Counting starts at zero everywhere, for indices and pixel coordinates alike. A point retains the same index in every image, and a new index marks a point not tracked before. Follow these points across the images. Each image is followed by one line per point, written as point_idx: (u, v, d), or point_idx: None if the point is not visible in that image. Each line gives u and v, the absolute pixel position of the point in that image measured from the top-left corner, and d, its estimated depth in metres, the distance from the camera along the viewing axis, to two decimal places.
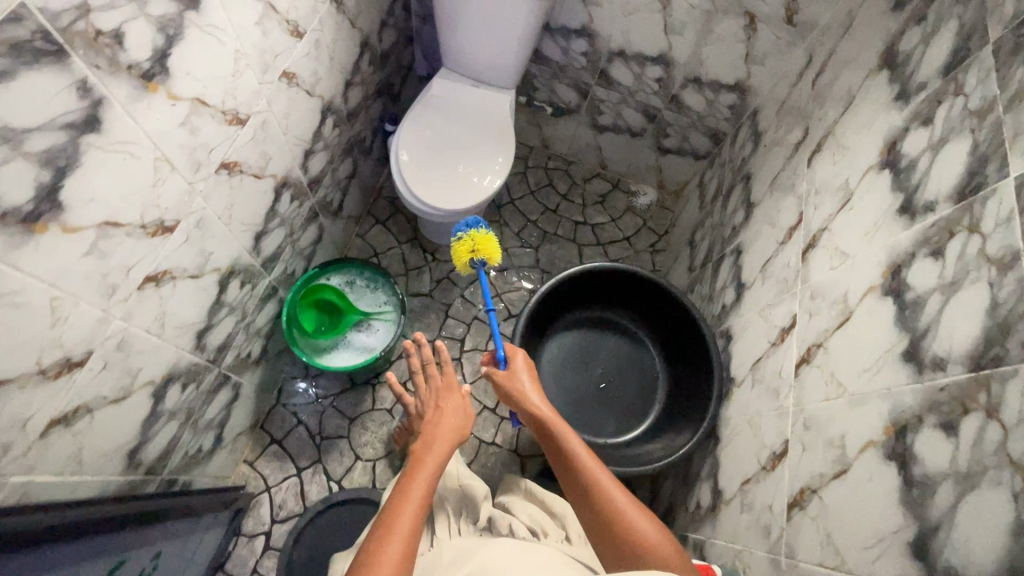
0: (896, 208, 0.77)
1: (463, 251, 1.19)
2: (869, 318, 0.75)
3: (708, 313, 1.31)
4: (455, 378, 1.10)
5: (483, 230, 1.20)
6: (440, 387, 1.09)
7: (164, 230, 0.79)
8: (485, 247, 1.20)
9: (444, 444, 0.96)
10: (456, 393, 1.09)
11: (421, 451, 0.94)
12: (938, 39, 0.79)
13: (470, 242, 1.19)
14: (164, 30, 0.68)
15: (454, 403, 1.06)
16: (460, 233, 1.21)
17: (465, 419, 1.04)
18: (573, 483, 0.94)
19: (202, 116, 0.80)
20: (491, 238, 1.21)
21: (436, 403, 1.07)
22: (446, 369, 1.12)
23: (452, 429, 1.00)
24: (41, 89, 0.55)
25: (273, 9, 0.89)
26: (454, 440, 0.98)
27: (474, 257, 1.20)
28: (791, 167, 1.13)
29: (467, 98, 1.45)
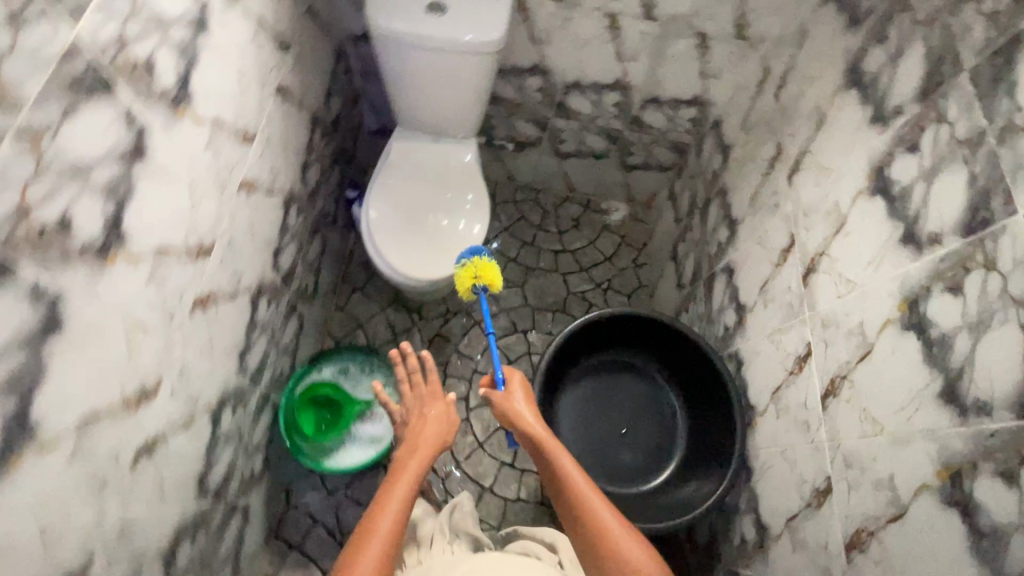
0: (898, 238, 0.77)
1: (465, 276, 1.14)
2: (893, 353, 0.75)
3: (711, 334, 1.31)
4: (439, 386, 1.06)
5: (487, 257, 1.17)
6: (425, 395, 1.06)
7: (147, 398, 0.72)
8: (486, 273, 1.15)
9: (425, 448, 0.95)
10: (440, 401, 1.05)
11: (403, 457, 0.94)
12: (906, 62, 0.79)
13: (472, 266, 1.15)
14: (114, 196, 0.60)
15: (439, 409, 1.03)
16: (462, 261, 1.18)
17: (449, 428, 1.02)
18: (563, 505, 0.92)
19: (167, 265, 0.72)
20: (493, 265, 1.17)
21: (420, 410, 1.04)
22: (430, 377, 1.08)
23: (437, 437, 0.99)
24: None
25: (222, 125, 0.81)
26: (436, 447, 0.97)
27: (476, 283, 1.14)
28: (769, 184, 1.13)
29: (429, 156, 1.40)
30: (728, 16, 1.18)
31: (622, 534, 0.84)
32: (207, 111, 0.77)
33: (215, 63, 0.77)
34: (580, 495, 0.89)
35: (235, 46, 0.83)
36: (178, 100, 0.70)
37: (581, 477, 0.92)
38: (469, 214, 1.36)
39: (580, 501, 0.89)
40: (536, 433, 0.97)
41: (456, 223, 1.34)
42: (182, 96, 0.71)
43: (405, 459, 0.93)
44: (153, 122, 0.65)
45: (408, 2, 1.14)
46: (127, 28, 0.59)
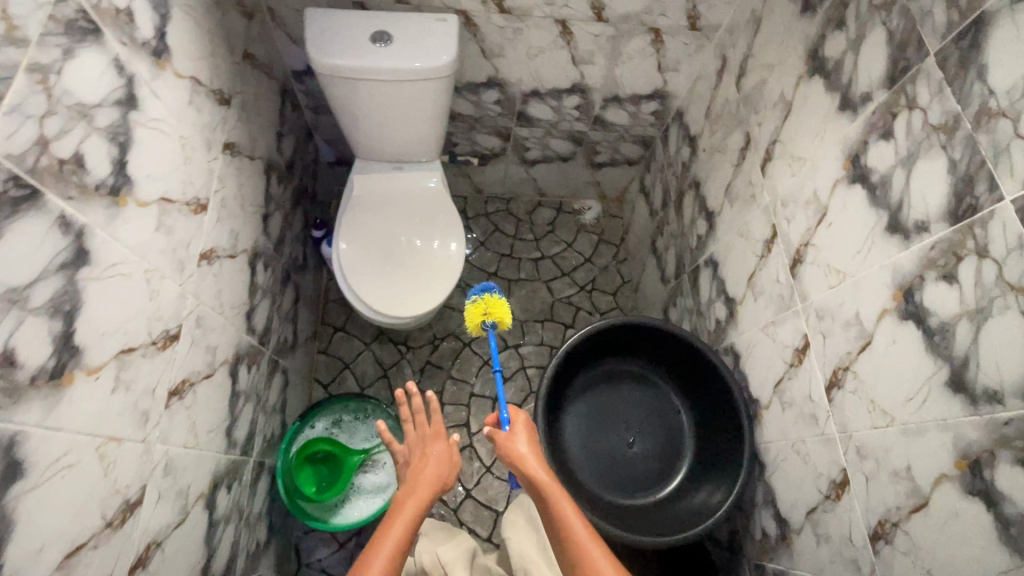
0: (883, 226, 0.76)
1: (475, 314, 1.11)
2: (893, 342, 0.75)
3: (703, 328, 1.30)
4: (444, 427, 1.00)
5: (498, 294, 1.14)
6: (428, 435, 1.00)
7: (131, 510, 0.67)
8: (496, 310, 1.12)
9: (425, 489, 0.91)
10: (443, 442, 0.99)
11: (402, 496, 0.90)
12: (869, 47, 0.79)
13: (483, 304, 1.12)
14: (60, 311, 0.55)
15: (441, 450, 0.98)
16: (472, 298, 1.15)
17: (450, 470, 0.98)
18: (561, 555, 0.87)
19: (132, 365, 0.67)
20: (504, 303, 1.14)
21: (421, 450, 0.99)
22: (434, 416, 1.02)
23: (436, 479, 0.93)
24: None
25: (170, 201, 0.76)
26: (435, 488, 0.92)
27: (486, 321, 1.12)
28: (742, 175, 1.12)
29: (394, 187, 1.35)
30: (679, 9, 1.16)
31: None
32: (151, 191, 0.71)
33: (152, 138, 0.72)
34: (581, 549, 0.84)
35: (172, 114, 0.77)
36: (117, 188, 0.64)
37: (583, 527, 0.87)
38: (442, 232, 1.32)
39: (582, 557, 0.83)
40: (539, 479, 0.93)
41: (429, 242, 1.30)
42: (121, 183, 0.65)
43: (404, 501, 0.88)
44: (93, 219, 0.60)
45: (350, 34, 1.09)
46: (46, 126, 0.53)
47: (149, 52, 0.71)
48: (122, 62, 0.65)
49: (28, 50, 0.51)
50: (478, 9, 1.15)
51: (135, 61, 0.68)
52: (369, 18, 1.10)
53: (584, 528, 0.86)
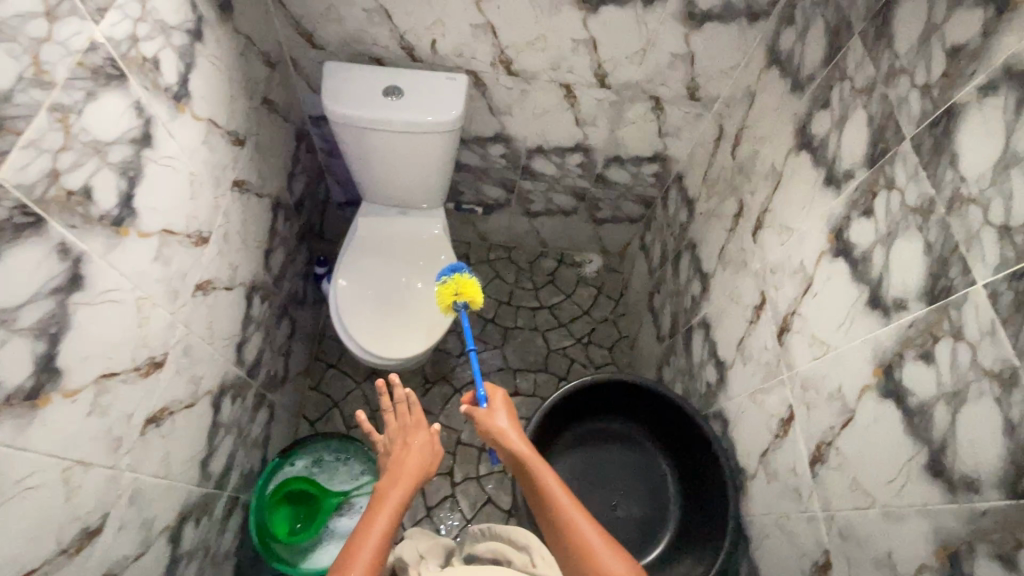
0: (864, 301, 0.77)
1: (446, 294, 1.12)
2: (875, 421, 0.73)
3: (694, 390, 1.28)
4: (423, 414, 1.01)
5: (468, 274, 1.14)
6: (409, 424, 0.99)
7: (89, 538, 0.66)
8: (467, 290, 1.13)
9: (409, 480, 0.88)
10: (424, 429, 0.99)
11: (385, 486, 0.86)
12: (851, 128, 0.82)
13: (453, 284, 1.13)
14: (45, 333, 0.57)
15: (422, 439, 0.97)
16: (442, 278, 1.15)
17: (432, 457, 0.96)
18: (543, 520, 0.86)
19: (111, 390, 0.68)
20: (476, 282, 1.14)
21: (402, 439, 0.98)
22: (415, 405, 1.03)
23: (418, 465, 0.92)
24: None
25: (172, 233, 0.79)
26: (419, 476, 0.90)
27: (457, 300, 1.13)
28: (735, 241, 1.14)
29: (396, 230, 1.39)
30: (679, 81, 1.22)
31: (603, 549, 0.78)
32: (153, 223, 0.75)
33: (162, 173, 0.76)
34: (564, 513, 0.83)
35: (185, 152, 0.82)
36: (121, 219, 0.68)
37: (564, 493, 0.87)
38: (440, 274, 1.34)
39: (564, 518, 0.83)
40: (521, 452, 0.93)
41: (426, 286, 1.32)
42: (125, 215, 0.69)
43: (388, 488, 0.86)
44: (93, 247, 0.63)
45: (364, 87, 1.16)
46: (59, 160, 0.57)
47: (170, 96, 0.77)
48: (142, 104, 0.70)
49: (53, 92, 0.56)
50: (488, 71, 1.22)
51: (155, 104, 0.73)
52: (385, 74, 1.17)
53: (562, 490, 0.87)
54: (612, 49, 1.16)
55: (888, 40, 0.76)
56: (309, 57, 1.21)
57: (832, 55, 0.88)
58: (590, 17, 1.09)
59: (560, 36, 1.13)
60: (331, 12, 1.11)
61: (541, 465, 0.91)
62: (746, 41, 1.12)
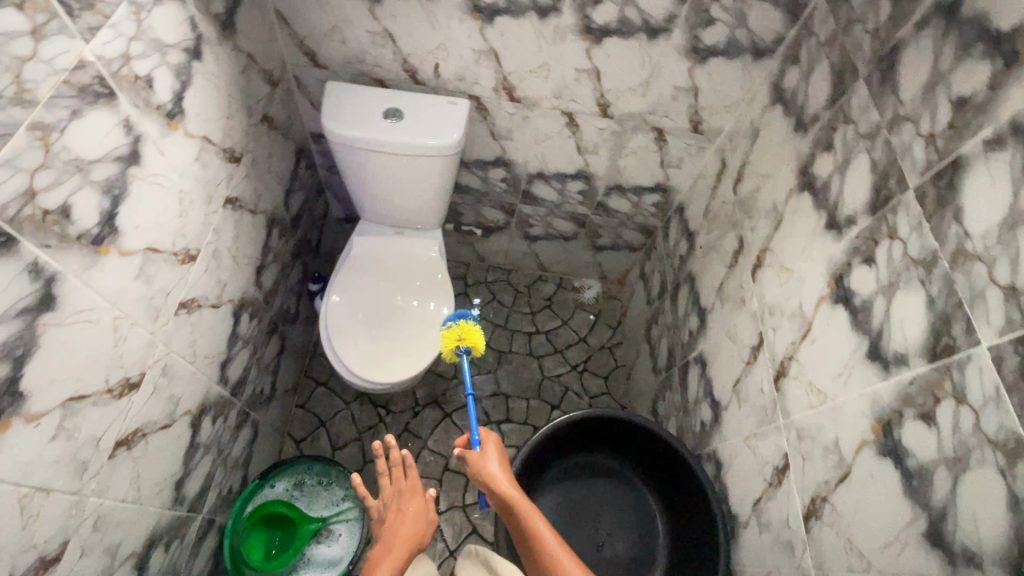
0: (864, 352, 0.74)
1: (449, 339, 1.10)
2: (872, 479, 0.70)
3: (688, 428, 1.25)
4: (418, 481, 1.02)
5: (473, 321, 1.13)
6: (403, 489, 1.02)
7: (45, 568, 0.64)
8: (469, 336, 1.11)
9: (401, 550, 0.89)
10: (419, 495, 1.01)
11: (379, 559, 0.87)
12: (854, 173, 0.80)
13: (457, 330, 1.11)
14: (9, 355, 0.55)
15: (417, 507, 0.98)
16: (448, 323, 1.14)
17: (427, 525, 0.97)
18: (534, 567, 0.85)
19: (81, 412, 0.66)
20: (479, 330, 1.13)
21: (397, 506, 0.99)
22: (410, 470, 1.04)
23: (411, 535, 0.93)
24: None
25: (156, 251, 0.78)
26: (412, 547, 0.91)
27: (459, 346, 1.10)
28: (734, 277, 1.12)
29: (393, 249, 1.37)
30: (682, 113, 1.21)
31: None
32: (137, 242, 0.73)
33: (149, 191, 0.75)
34: (553, 558, 0.82)
35: (175, 170, 0.81)
36: (101, 238, 0.67)
37: (554, 536, 0.85)
38: (434, 297, 1.32)
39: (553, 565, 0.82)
40: (511, 499, 0.89)
41: (419, 307, 1.30)
42: (107, 233, 0.67)
43: (381, 560, 0.87)
44: (68, 266, 0.62)
45: (367, 108, 1.15)
46: (36, 178, 0.56)
47: (162, 114, 0.76)
48: (131, 122, 0.69)
49: (35, 110, 0.55)
50: (491, 96, 1.22)
51: (146, 121, 0.73)
52: (387, 96, 1.17)
53: (549, 528, 0.85)
54: (615, 79, 1.15)
55: (892, 86, 0.75)
56: (312, 76, 1.21)
57: (836, 97, 0.86)
58: (594, 47, 1.09)
59: (563, 65, 1.13)
60: (335, 33, 1.11)
61: (530, 510, 0.88)
62: (750, 77, 1.11)
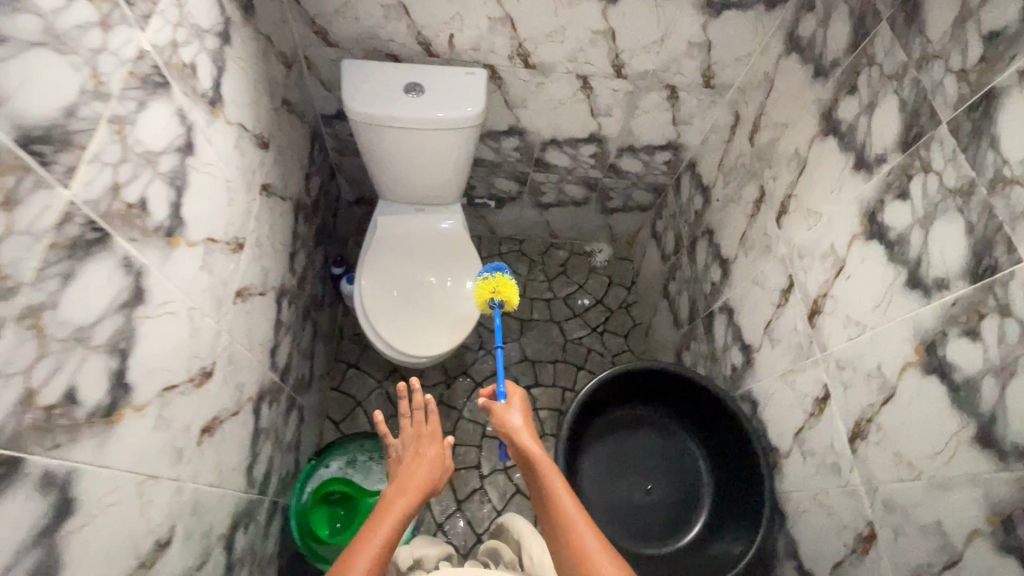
0: (902, 282, 0.79)
1: (484, 290, 1.14)
2: (917, 396, 0.76)
3: (718, 374, 1.31)
4: (437, 426, 1.04)
5: (509, 275, 1.15)
6: (423, 434, 1.03)
7: (160, 551, 0.66)
8: (506, 290, 1.14)
9: (414, 486, 0.90)
10: (436, 441, 1.02)
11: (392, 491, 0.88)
12: (882, 114, 0.84)
13: (493, 281, 1.14)
14: (116, 349, 0.56)
15: (434, 450, 1.00)
16: (482, 274, 1.17)
17: (442, 471, 0.98)
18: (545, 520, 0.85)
19: (173, 402, 0.68)
20: (514, 284, 1.15)
21: (416, 448, 1.01)
22: (431, 417, 1.06)
23: (425, 474, 0.94)
24: (7, 519, 0.44)
25: (214, 242, 0.78)
26: (425, 486, 0.91)
27: (493, 298, 1.14)
28: (757, 226, 1.16)
29: (415, 227, 1.38)
30: (695, 68, 1.23)
31: (601, 553, 0.75)
32: (199, 232, 0.74)
33: (203, 180, 0.75)
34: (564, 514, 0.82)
35: (222, 159, 0.80)
36: (172, 230, 0.67)
37: (569, 497, 0.85)
38: (463, 270, 1.33)
39: (564, 518, 0.81)
40: (532, 453, 0.92)
41: (448, 280, 1.32)
42: (175, 225, 0.68)
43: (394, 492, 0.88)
44: (150, 259, 0.62)
45: (384, 85, 1.14)
46: (119, 173, 0.56)
47: (206, 102, 0.75)
48: (184, 111, 0.69)
49: (111, 103, 0.55)
50: (506, 65, 1.22)
51: (195, 110, 0.72)
52: (402, 71, 1.16)
53: (564, 487, 0.85)
54: (629, 39, 1.16)
55: (919, 25, 0.78)
56: (323, 55, 1.19)
57: (858, 40, 0.89)
58: (610, 7, 1.09)
59: (578, 27, 1.13)
60: (346, 8, 1.09)
61: (549, 466, 0.90)
62: (762, 27, 1.13)
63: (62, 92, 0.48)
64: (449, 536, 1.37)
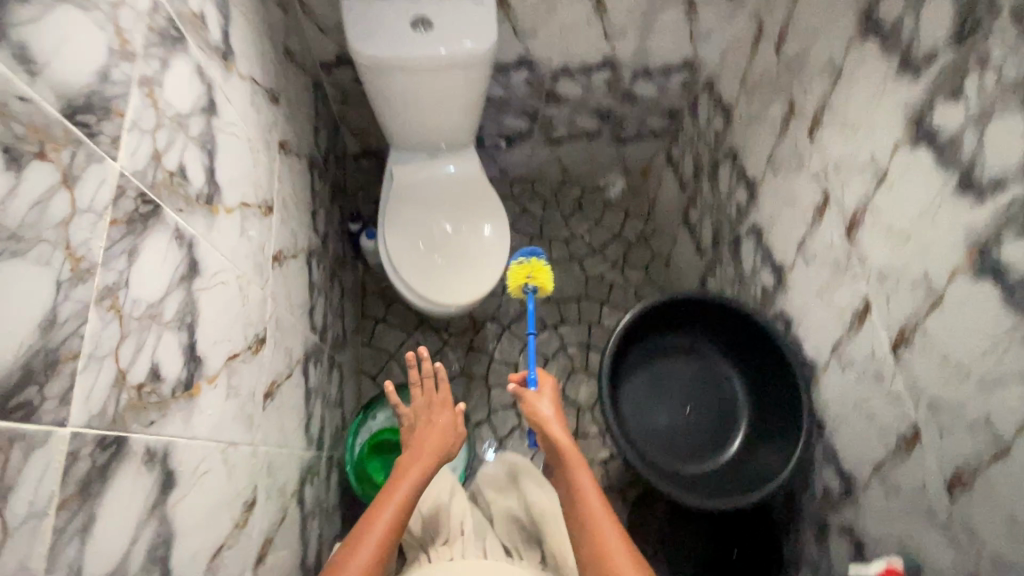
0: (953, 186, 0.77)
1: (518, 275, 1.14)
2: (968, 300, 0.76)
3: (747, 297, 1.32)
4: (449, 396, 1.04)
5: (544, 260, 1.15)
6: (434, 403, 1.03)
7: (249, 511, 0.69)
8: (540, 275, 1.14)
9: (429, 455, 0.91)
10: (449, 410, 1.02)
11: (407, 461, 0.90)
12: (930, 8, 0.78)
13: (527, 266, 1.14)
14: (184, 322, 0.56)
15: (447, 419, 1.01)
16: (517, 258, 1.16)
17: (455, 438, 0.99)
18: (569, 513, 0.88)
19: (238, 370, 0.69)
20: (549, 270, 1.15)
21: (428, 417, 1.01)
22: (442, 385, 1.05)
23: (438, 443, 0.95)
24: (127, 497, 0.45)
25: (247, 206, 0.76)
26: (439, 456, 0.93)
27: (527, 284, 1.14)
28: (786, 143, 1.13)
29: (433, 177, 1.34)
30: None
31: (621, 553, 0.78)
32: (233, 197, 0.71)
33: (228, 142, 0.71)
34: (586, 509, 0.85)
35: (242, 118, 0.76)
36: (210, 196, 0.64)
37: (596, 495, 0.87)
38: (486, 216, 1.31)
39: (589, 515, 0.84)
40: (562, 445, 0.94)
41: (472, 227, 1.30)
42: (212, 190, 0.65)
43: (409, 463, 0.90)
44: (197, 228, 0.60)
45: (387, 24, 1.07)
46: (156, 140, 0.53)
47: (219, 56, 0.70)
48: (202, 68, 0.65)
49: (137, 63, 0.51)
50: None
51: (211, 66, 0.67)
52: (401, 7, 1.07)
53: (591, 484, 0.88)
54: None
55: None
56: None
57: None
58: None
59: None
60: None
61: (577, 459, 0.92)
62: None
63: (94, 55, 0.45)
64: None
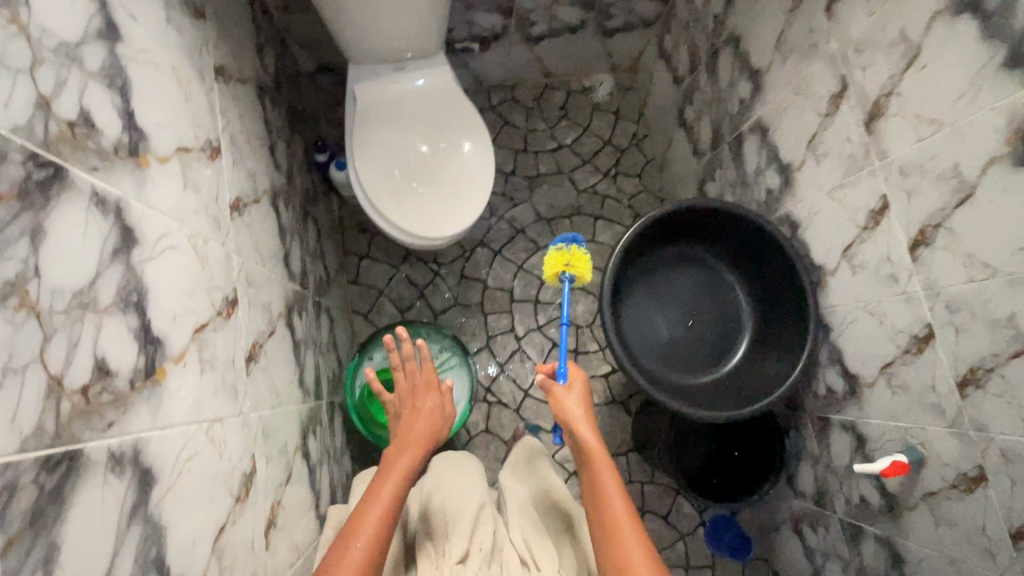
0: (999, 62, 0.67)
1: (555, 263, 1.07)
2: (1005, 193, 0.69)
3: (750, 200, 1.24)
4: (433, 376, 1.01)
5: (584, 248, 1.08)
6: (419, 386, 1.00)
7: (250, 481, 0.66)
8: (578, 265, 1.07)
9: (416, 446, 0.91)
10: (434, 393, 1.01)
11: (394, 452, 0.89)
12: None
13: (566, 255, 1.07)
14: (130, 303, 0.48)
15: (432, 404, 0.99)
16: (556, 245, 1.09)
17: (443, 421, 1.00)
18: (593, 518, 0.85)
19: (209, 341, 0.62)
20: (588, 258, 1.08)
21: (412, 402, 0.99)
22: (426, 365, 1.02)
23: (425, 432, 0.94)
24: (89, 507, 0.41)
25: (187, 151, 0.65)
26: (424, 444, 0.92)
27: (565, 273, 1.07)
28: (797, 23, 1.00)
29: (401, 95, 1.18)
30: None
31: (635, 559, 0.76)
32: (166, 143, 0.60)
33: (145, 74, 0.58)
34: (609, 516, 0.82)
35: (158, 41, 0.63)
36: (135, 145, 0.54)
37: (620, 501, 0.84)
38: (465, 134, 1.18)
39: (613, 525, 0.81)
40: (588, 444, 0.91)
41: (450, 147, 1.17)
42: (137, 138, 0.54)
43: (395, 457, 0.88)
44: (125, 188, 0.50)
45: None
46: (40, 82, 0.42)
47: None
48: None
49: None
50: None
51: None
52: None
53: (615, 486, 0.85)
54: None
55: None
56: None
57: None
58: None
59: None
60: None
61: (603, 459, 0.89)
62: None
63: None
64: (499, 396, 1.43)
